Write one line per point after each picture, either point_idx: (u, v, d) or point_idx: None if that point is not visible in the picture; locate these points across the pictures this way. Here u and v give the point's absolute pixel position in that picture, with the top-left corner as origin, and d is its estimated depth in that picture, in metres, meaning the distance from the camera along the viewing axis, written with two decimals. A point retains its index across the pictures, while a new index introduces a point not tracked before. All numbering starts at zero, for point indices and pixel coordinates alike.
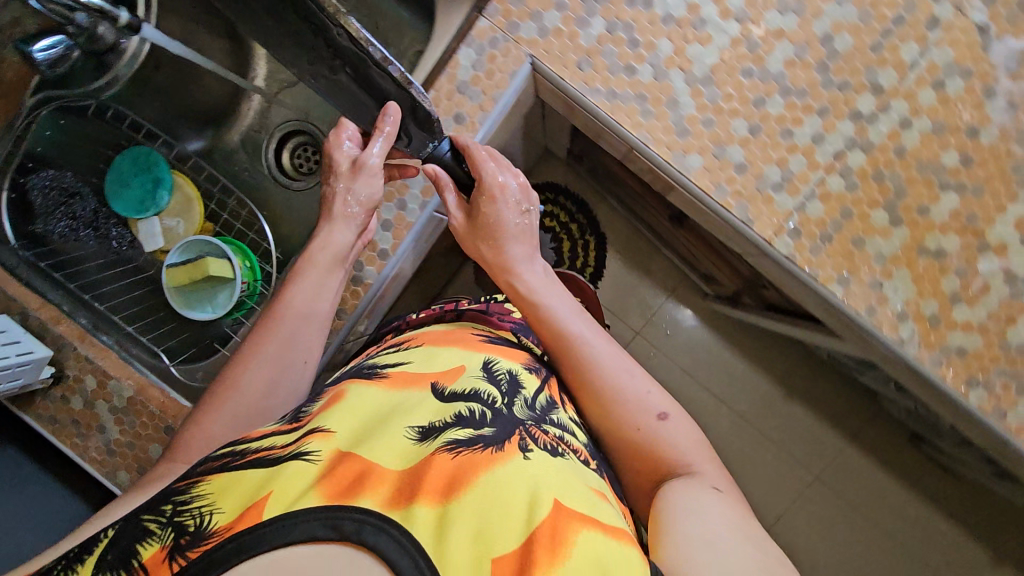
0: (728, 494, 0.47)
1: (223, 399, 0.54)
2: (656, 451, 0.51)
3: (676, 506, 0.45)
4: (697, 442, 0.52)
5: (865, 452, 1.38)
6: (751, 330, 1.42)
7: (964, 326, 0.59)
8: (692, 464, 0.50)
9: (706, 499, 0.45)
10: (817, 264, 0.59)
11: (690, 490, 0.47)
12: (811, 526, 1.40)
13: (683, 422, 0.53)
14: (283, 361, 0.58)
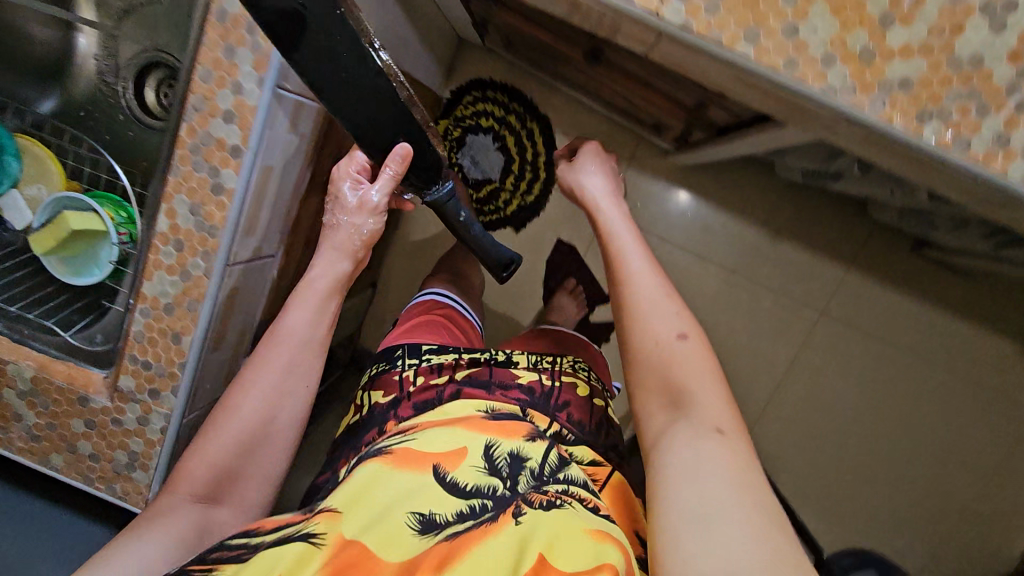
0: (733, 434, 0.59)
1: (231, 421, 0.71)
2: (673, 353, 0.66)
3: (683, 439, 0.59)
4: (712, 380, 0.65)
5: (867, 272, 1.32)
6: (724, 176, 1.32)
7: (902, 52, 0.49)
8: (704, 399, 0.62)
9: (708, 434, 0.58)
10: (717, 25, 0.51)
11: (699, 426, 0.59)
12: (824, 360, 1.38)
13: (700, 346, 0.68)
14: (280, 387, 0.74)
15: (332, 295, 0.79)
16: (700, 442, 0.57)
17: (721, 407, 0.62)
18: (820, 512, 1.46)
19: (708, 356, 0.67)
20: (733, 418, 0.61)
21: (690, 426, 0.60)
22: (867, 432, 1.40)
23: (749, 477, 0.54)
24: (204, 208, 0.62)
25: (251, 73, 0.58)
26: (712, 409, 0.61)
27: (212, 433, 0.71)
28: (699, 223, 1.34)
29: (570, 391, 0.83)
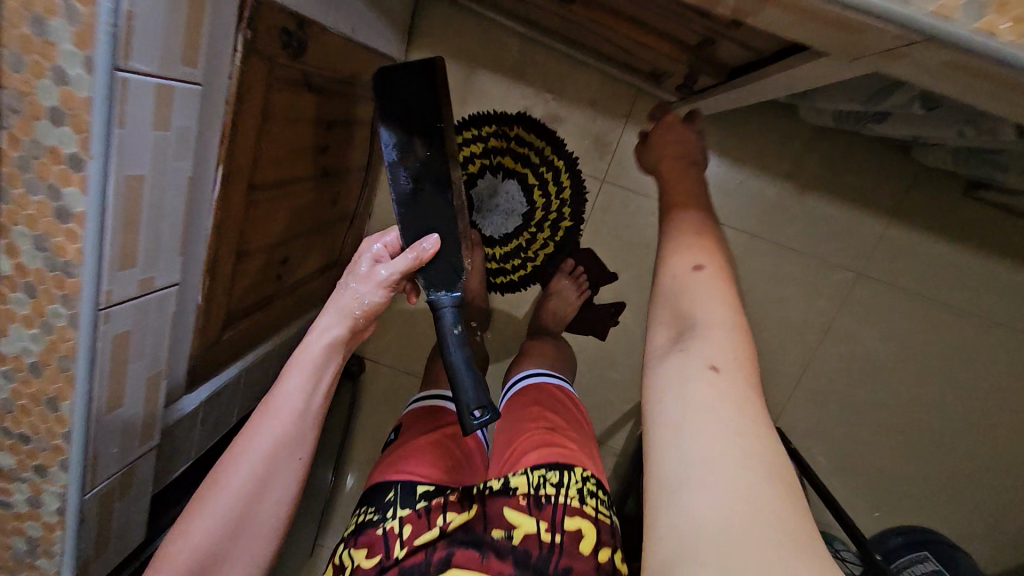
0: (732, 368, 0.50)
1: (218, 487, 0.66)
2: (688, 279, 0.59)
3: (671, 374, 0.51)
4: (712, 299, 0.56)
5: (908, 222, 1.15)
6: (740, 126, 1.13)
7: None
8: (704, 324, 0.54)
9: (699, 372, 0.50)
10: None
11: (691, 359, 0.51)
12: (864, 327, 1.22)
13: (717, 278, 0.59)
14: (275, 457, 0.68)
15: (330, 359, 0.72)
16: (690, 379, 0.50)
17: (732, 346, 0.52)
18: (866, 489, 1.31)
19: (722, 279, 0.59)
20: (735, 344, 0.52)
21: (680, 355, 0.52)
22: (915, 402, 1.25)
23: (746, 427, 0.46)
24: (53, 243, 0.45)
25: (75, 49, 0.40)
26: (711, 342, 0.52)
27: (200, 511, 0.66)
28: (714, 183, 1.16)
29: (572, 555, 0.65)
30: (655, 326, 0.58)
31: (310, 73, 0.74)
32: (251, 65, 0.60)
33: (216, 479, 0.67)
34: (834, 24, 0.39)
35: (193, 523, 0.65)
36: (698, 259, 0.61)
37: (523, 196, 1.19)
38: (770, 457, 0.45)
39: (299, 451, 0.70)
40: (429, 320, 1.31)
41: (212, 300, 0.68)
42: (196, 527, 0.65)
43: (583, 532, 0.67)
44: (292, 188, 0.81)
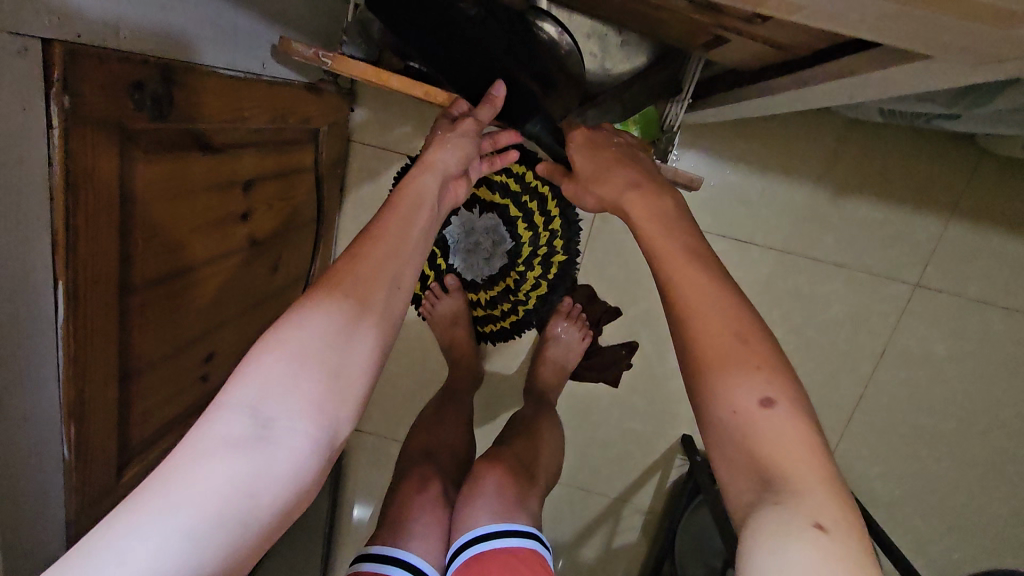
0: (847, 544, 0.34)
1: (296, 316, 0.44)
2: (736, 393, 0.42)
3: (760, 534, 0.35)
4: (785, 429, 0.40)
5: (970, 220, 0.96)
6: (758, 124, 0.94)
7: None
8: (806, 485, 0.37)
9: (802, 542, 0.33)
10: None
11: (782, 521, 0.35)
12: (924, 347, 1.02)
13: (787, 399, 0.41)
14: (380, 275, 0.48)
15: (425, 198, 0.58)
16: (790, 560, 0.33)
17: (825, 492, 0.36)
18: (942, 529, 1.11)
19: (804, 420, 0.41)
20: (840, 512, 0.36)
21: (769, 517, 0.35)
22: (996, 427, 1.05)
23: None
24: None
25: None
26: (819, 516, 0.35)
27: (280, 338, 0.42)
28: (733, 195, 0.97)
29: None
30: (728, 470, 0.40)
31: (196, 128, 0.57)
32: (82, 139, 0.43)
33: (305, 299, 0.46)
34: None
35: (268, 352, 0.41)
36: (757, 390, 0.42)
37: (505, 232, 1.02)
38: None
39: (402, 281, 0.50)
40: (413, 378, 1.14)
41: (90, 445, 0.52)
42: (275, 357, 0.41)
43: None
44: (201, 272, 0.65)
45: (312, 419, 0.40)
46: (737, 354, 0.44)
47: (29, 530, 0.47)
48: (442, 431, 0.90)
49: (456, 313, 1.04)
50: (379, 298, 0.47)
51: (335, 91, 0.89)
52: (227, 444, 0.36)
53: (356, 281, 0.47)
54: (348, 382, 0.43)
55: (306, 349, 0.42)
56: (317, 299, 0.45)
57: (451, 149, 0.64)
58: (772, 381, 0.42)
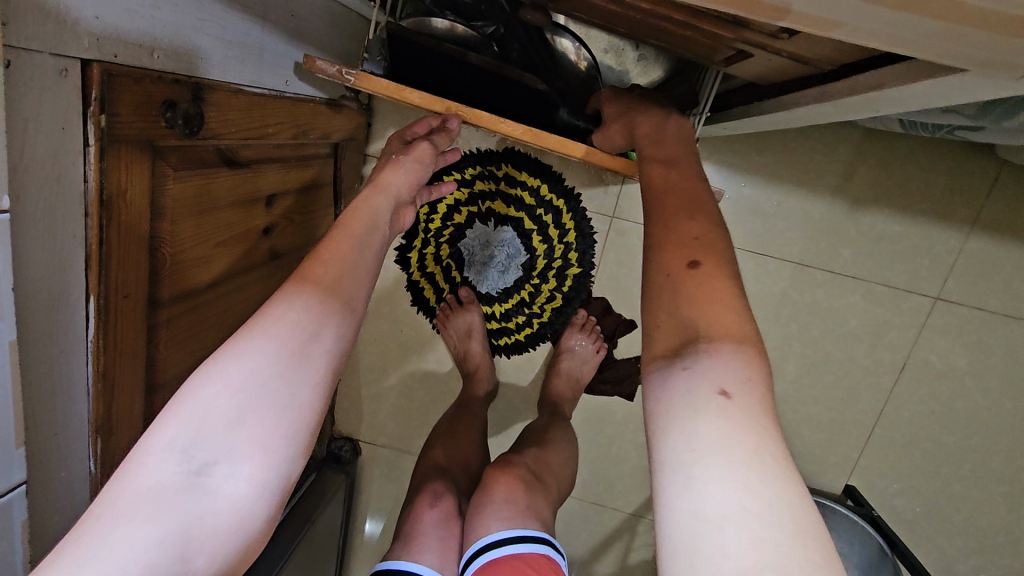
0: (750, 400, 0.36)
1: (231, 349, 0.43)
2: (670, 249, 0.46)
3: (670, 409, 0.38)
4: (712, 294, 0.42)
5: (993, 232, 0.95)
6: (774, 137, 0.94)
7: None
8: (724, 351, 0.39)
9: (706, 411, 0.36)
10: None
11: (688, 393, 0.38)
12: (946, 361, 1.01)
13: (715, 265, 0.45)
14: (330, 304, 0.48)
15: (381, 221, 0.59)
16: (694, 429, 0.36)
17: (733, 334, 0.40)
18: (967, 550, 1.09)
19: (725, 276, 0.44)
20: (747, 368, 0.38)
21: (683, 382, 0.38)
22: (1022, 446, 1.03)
23: (761, 473, 0.33)
24: None
25: None
26: (729, 376, 0.37)
27: (222, 371, 0.41)
28: (749, 208, 0.97)
29: None
30: (651, 348, 0.43)
31: (224, 144, 0.58)
32: (117, 157, 0.44)
33: (249, 325, 0.45)
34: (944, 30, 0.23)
35: (204, 388, 0.40)
36: (685, 255, 0.45)
37: (520, 245, 1.02)
38: (797, 508, 0.32)
39: (353, 307, 0.50)
40: (426, 391, 1.14)
41: (114, 460, 0.52)
42: (213, 392, 0.40)
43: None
44: (224, 284, 0.66)
45: (255, 463, 0.40)
46: (681, 228, 0.48)
47: (52, 543, 0.47)
48: (456, 443, 0.90)
49: (471, 326, 1.03)
50: (331, 330, 0.47)
51: (356, 107, 0.91)
52: (163, 493, 0.36)
53: (309, 309, 0.46)
54: (297, 419, 0.43)
55: (245, 386, 0.41)
56: (260, 332, 0.44)
57: (403, 174, 0.66)
58: (702, 248, 0.46)
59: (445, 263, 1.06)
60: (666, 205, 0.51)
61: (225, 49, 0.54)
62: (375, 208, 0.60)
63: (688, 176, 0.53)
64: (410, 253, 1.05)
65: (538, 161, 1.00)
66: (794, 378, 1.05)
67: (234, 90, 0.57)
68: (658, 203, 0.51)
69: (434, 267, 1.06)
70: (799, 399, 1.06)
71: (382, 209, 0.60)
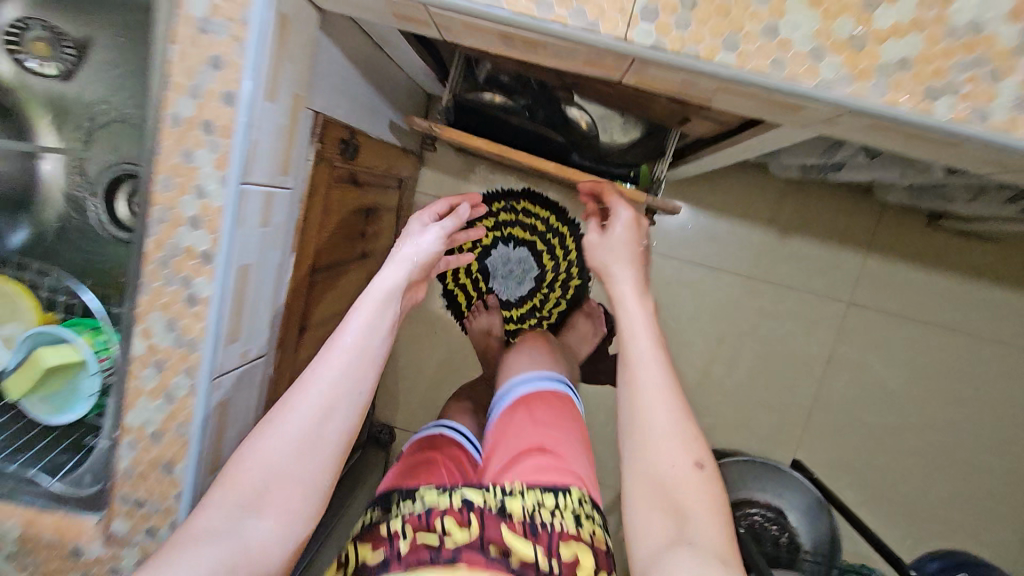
0: (728, 554, 0.48)
1: (270, 429, 0.54)
2: (636, 372, 0.58)
3: (661, 539, 0.49)
4: (683, 442, 0.54)
5: (884, 253, 1.28)
6: (721, 182, 1.28)
7: (894, 33, 0.46)
8: (700, 533, 0.49)
9: (704, 565, 0.46)
10: (694, 38, 0.47)
11: (687, 551, 0.47)
12: (861, 353, 1.31)
13: (678, 404, 0.56)
14: (339, 389, 0.56)
15: (394, 297, 0.63)
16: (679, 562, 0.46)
17: (697, 485, 0.52)
18: (894, 514, 1.34)
19: (700, 445, 0.54)
20: (723, 539, 0.49)
21: (687, 564, 0.46)
22: (925, 422, 1.32)
23: None
24: (180, 323, 0.53)
25: (214, 170, 0.52)
26: (703, 554, 0.47)
27: (257, 441, 0.54)
28: (705, 234, 1.29)
29: None
30: (633, 449, 0.55)
31: (355, 169, 0.87)
32: (319, 168, 0.73)
33: (280, 404, 0.55)
34: (778, 105, 0.52)
35: (251, 454, 0.53)
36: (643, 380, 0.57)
37: (533, 262, 1.32)
38: None
39: (363, 385, 0.58)
40: (453, 384, 1.39)
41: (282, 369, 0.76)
42: (255, 459, 0.53)
43: (579, 557, 0.53)
44: (338, 268, 0.93)
45: (274, 521, 0.51)
46: (648, 364, 0.58)
47: None
48: None
49: (491, 325, 1.27)
50: (339, 412, 0.56)
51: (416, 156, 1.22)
52: (210, 533, 0.49)
53: (326, 392, 0.56)
54: (312, 483, 0.54)
55: (275, 456, 0.53)
56: (288, 423, 0.54)
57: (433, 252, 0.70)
58: (665, 379, 0.57)
59: (474, 275, 1.34)
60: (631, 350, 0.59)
61: (362, 106, 0.85)
62: (385, 281, 0.63)
63: (651, 324, 0.61)
64: (447, 267, 1.34)
65: (548, 199, 1.32)
66: (747, 368, 1.33)
67: (364, 135, 0.87)
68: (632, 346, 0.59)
69: (465, 279, 1.34)
70: (752, 385, 1.34)
71: (394, 278, 0.63)
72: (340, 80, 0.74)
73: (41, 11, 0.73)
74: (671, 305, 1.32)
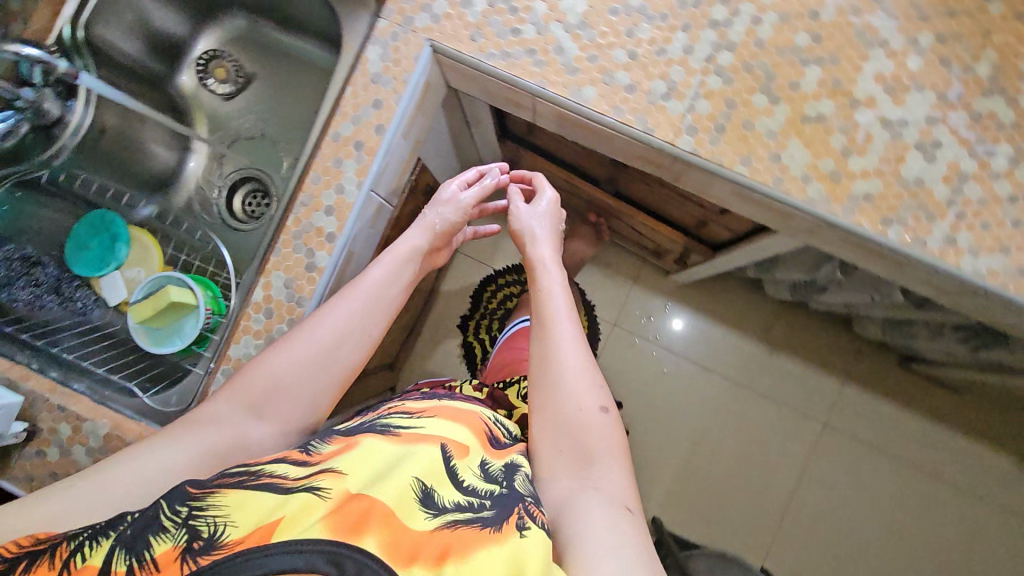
0: (631, 507, 0.54)
1: (287, 344, 0.62)
2: (547, 324, 0.66)
3: (572, 492, 0.55)
4: (590, 397, 0.61)
5: (860, 384, 1.42)
6: (723, 293, 1.45)
7: (862, 174, 0.64)
8: (608, 484, 0.55)
9: (612, 514, 0.52)
10: (720, 152, 0.66)
11: (603, 505, 0.53)
12: (833, 474, 1.40)
13: (591, 368, 0.64)
14: (351, 328, 0.64)
15: (415, 257, 0.74)
16: (590, 512, 0.52)
17: (606, 440, 0.59)
18: None
19: (604, 393, 0.62)
20: (626, 490, 0.56)
21: (596, 506, 0.52)
22: (888, 554, 1.38)
23: (638, 553, 0.48)
24: (295, 282, 0.68)
25: (355, 176, 0.69)
26: (612, 504, 0.53)
27: (270, 357, 0.61)
28: (703, 335, 1.45)
29: None
30: (564, 401, 0.60)
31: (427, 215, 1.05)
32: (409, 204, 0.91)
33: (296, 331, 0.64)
34: (778, 214, 0.69)
35: (266, 363, 0.61)
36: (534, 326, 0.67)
37: None
38: None
39: (373, 330, 0.66)
40: None
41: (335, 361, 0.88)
42: (269, 368, 0.60)
43: None
44: None
45: (268, 425, 0.58)
46: (550, 325, 0.66)
47: None
48: None
49: None
50: (348, 347, 0.64)
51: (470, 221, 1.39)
52: (213, 421, 0.56)
53: (332, 326, 0.64)
54: (309, 401, 0.61)
55: (285, 371, 0.60)
56: (296, 345, 0.62)
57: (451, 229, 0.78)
58: (573, 336, 0.65)
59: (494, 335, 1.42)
60: (544, 317, 0.67)
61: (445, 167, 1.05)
62: (409, 243, 0.74)
63: (559, 277, 0.72)
64: (470, 323, 1.46)
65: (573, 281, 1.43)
66: (726, 467, 1.42)
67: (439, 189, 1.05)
68: (549, 317, 0.67)
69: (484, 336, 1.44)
70: (729, 485, 1.41)
71: (416, 242, 0.74)
72: (440, 140, 0.94)
73: (230, 47, 0.95)
74: (664, 393, 1.44)
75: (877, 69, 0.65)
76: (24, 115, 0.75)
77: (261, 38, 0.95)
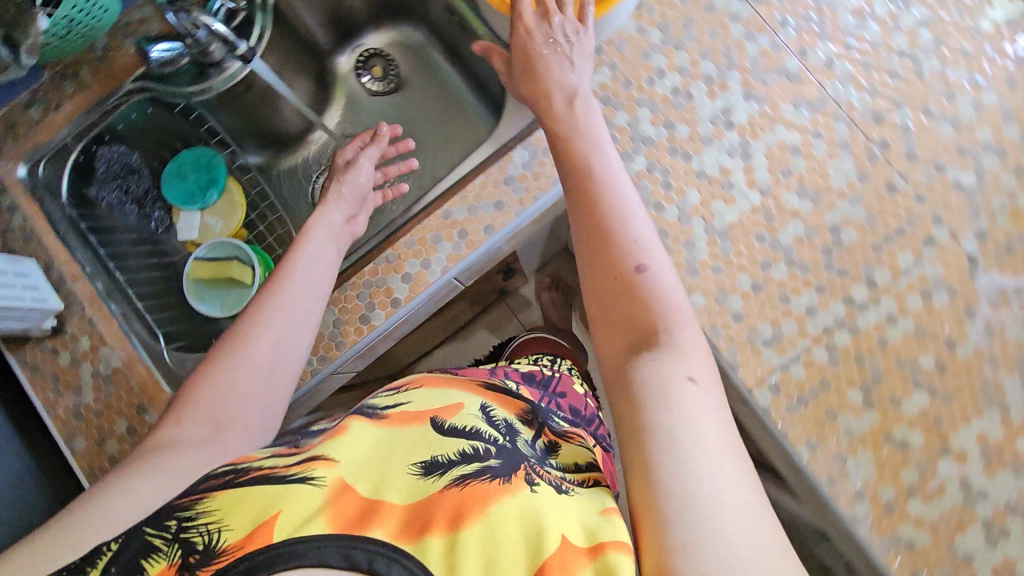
0: (702, 375, 0.44)
1: (232, 353, 0.56)
2: (593, 210, 0.53)
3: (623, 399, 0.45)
4: (630, 282, 0.50)
5: None
6: None
7: (916, 520, 0.60)
8: (671, 356, 0.45)
9: (674, 393, 0.42)
10: (790, 423, 0.62)
11: (664, 383, 0.43)
12: None
13: (644, 247, 0.51)
14: (288, 310, 0.60)
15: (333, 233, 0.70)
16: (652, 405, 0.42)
17: (669, 325, 0.48)
18: None
19: (658, 263, 0.51)
20: (700, 356, 0.46)
21: (659, 384, 0.43)
22: None
23: (712, 438, 0.40)
24: (343, 327, 0.68)
25: (444, 260, 0.68)
26: (676, 373, 0.44)
27: (216, 371, 0.55)
28: None
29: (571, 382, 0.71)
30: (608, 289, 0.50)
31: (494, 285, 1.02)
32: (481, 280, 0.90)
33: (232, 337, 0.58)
34: (815, 503, 0.66)
35: (211, 381, 0.54)
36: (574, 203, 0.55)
37: None
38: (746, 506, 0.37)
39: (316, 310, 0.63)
40: None
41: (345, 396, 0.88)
42: (219, 384, 0.54)
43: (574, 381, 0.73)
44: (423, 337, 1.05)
45: (238, 435, 0.51)
46: (586, 212, 0.53)
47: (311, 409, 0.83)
48: None
49: None
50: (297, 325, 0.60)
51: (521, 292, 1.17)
52: (181, 443, 0.48)
53: (272, 319, 0.59)
54: (268, 401, 0.55)
55: (233, 386, 0.54)
56: (235, 362, 0.55)
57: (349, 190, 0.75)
58: (612, 214, 0.53)
59: None
60: (587, 173, 0.56)
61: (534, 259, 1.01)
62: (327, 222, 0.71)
63: (599, 142, 0.59)
64: None
65: None
66: None
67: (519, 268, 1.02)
68: (599, 192, 0.54)
69: None
70: None
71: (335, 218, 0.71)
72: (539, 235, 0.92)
73: (395, 52, 0.95)
74: None
75: (983, 429, 0.61)
76: (190, 51, 0.75)
77: (424, 51, 0.94)
